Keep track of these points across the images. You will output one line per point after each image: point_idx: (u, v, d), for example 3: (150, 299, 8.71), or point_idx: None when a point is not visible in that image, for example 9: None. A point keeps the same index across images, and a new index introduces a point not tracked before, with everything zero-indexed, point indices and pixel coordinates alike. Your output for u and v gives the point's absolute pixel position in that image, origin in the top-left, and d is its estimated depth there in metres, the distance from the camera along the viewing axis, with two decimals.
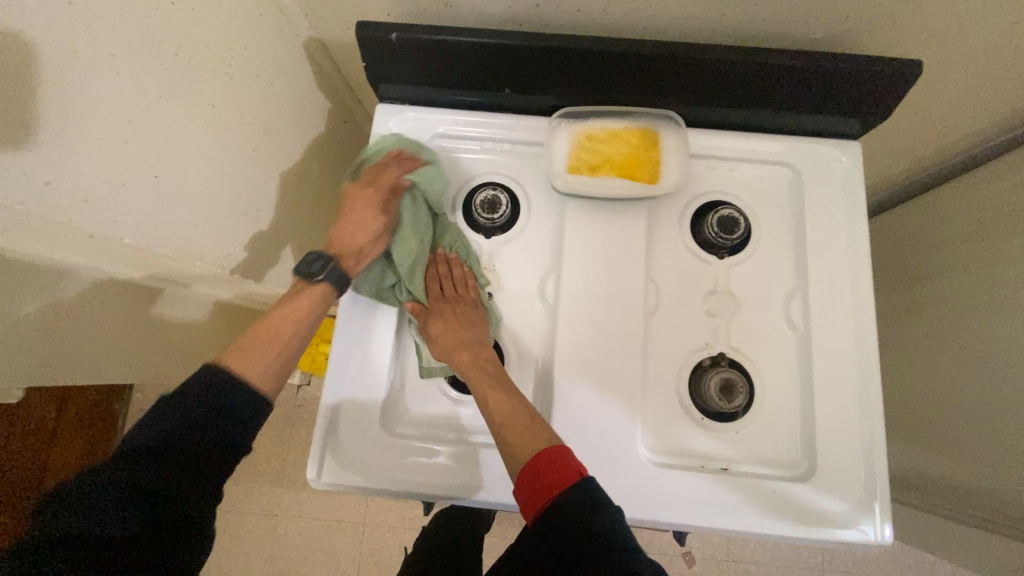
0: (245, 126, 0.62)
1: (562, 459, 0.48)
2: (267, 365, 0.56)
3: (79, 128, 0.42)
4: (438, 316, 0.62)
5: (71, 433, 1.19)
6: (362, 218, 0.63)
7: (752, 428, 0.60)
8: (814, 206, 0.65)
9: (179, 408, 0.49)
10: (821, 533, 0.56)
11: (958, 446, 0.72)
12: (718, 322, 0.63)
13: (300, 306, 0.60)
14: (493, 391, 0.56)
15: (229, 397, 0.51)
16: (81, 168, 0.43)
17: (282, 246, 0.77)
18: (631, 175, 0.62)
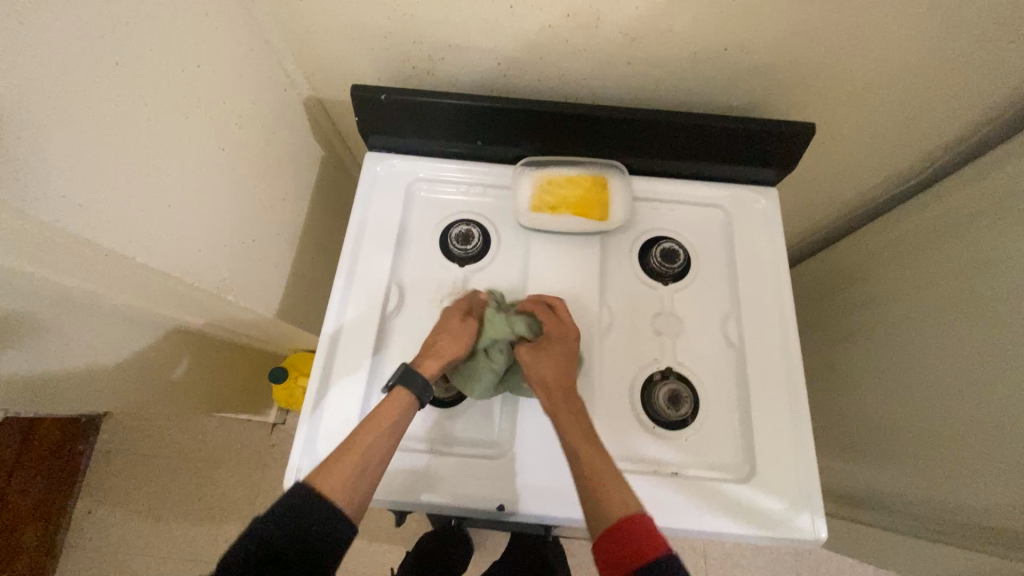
0: (249, 166, 0.71)
1: (644, 529, 0.50)
2: (352, 486, 0.54)
3: (115, 162, 0.50)
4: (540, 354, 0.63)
5: (25, 478, 1.14)
6: (445, 323, 0.65)
7: (698, 435, 0.66)
8: (741, 240, 0.76)
9: (275, 523, 0.50)
10: (761, 529, 0.61)
11: (893, 459, 0.79)
12: (665, 340, 0.71)
13: (389, 409, 0.59)
14: (582, 441, 0.58)
15: (318, 525, 0.51)
16: (111, 195, 0.50)
17: (272, 277, 0.83)
18: (584, 213, 0.72)
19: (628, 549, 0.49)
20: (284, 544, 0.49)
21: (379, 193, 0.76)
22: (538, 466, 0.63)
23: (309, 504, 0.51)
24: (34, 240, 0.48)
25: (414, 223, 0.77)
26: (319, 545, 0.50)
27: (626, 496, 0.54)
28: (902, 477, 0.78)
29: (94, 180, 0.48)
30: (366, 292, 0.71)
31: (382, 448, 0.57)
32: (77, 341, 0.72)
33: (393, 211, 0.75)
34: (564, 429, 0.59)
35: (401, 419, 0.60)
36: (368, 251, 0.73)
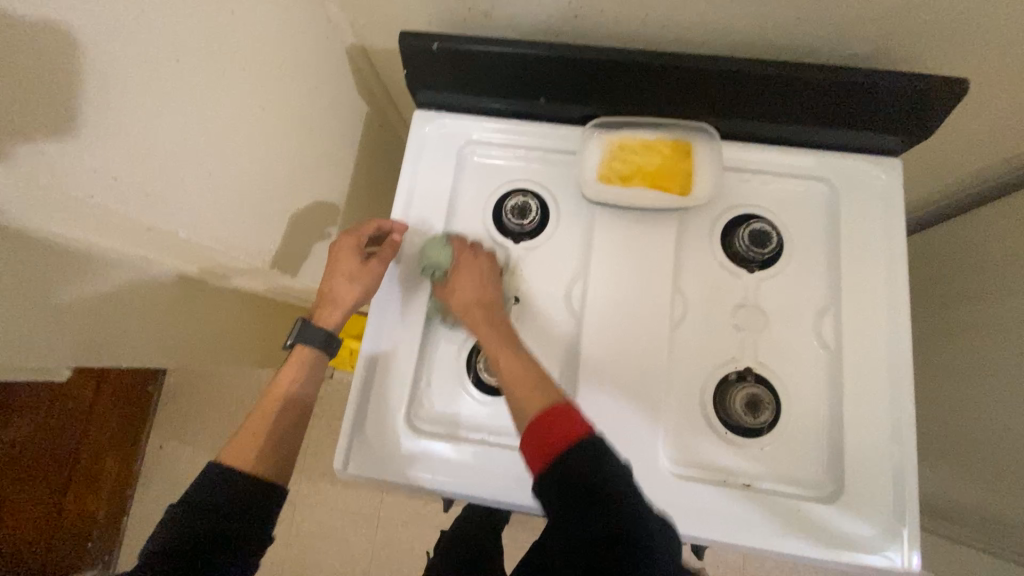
0: (291, 127, 0.65)
1: (567, 411, 0.47)
2: (268, 449, 0.57)
3: (145, 127, 0.45)
4: (456, 271, 0.62)
5: (104, 415, 1.25)
6: (338, 269, 0.65)
7: (777, 445, 0.59)
8: (849, 223, 0.64)
9: (193, 513, 0.49)
10: (842, 554, 0.55)
11: (991, 480, 0.70)
12: (746, 337, 0.62)
13: (287, 373, 0.62)
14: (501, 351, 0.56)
15: (243, 491, 0.52)
16: (143, 164, 0.46)
17: (318, 244, 0.80)
18: (661, 186, 0.62)
19: (550, 436, 0.45)
20: (203, 523, 0.49)
21: (429, 156, 0.69)
22: None
23: (218, 480, 0.52)
24: (69, 210, 0.46)
25: (465, 190, 0.69)
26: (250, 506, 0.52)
27: (544, 389, 0.51)
28: (1001, 502, 0.69)
29: (122, 148, 0.44)
30: (415, 266, 0.66)
31: (293, 408, 0.61)
32: (135, 305, 0.72)
33: (444, 178, 0.68)
34: (487, 343, 0.57)
35: (310, 377, 0.63)
36: (416, 220, 0.67)
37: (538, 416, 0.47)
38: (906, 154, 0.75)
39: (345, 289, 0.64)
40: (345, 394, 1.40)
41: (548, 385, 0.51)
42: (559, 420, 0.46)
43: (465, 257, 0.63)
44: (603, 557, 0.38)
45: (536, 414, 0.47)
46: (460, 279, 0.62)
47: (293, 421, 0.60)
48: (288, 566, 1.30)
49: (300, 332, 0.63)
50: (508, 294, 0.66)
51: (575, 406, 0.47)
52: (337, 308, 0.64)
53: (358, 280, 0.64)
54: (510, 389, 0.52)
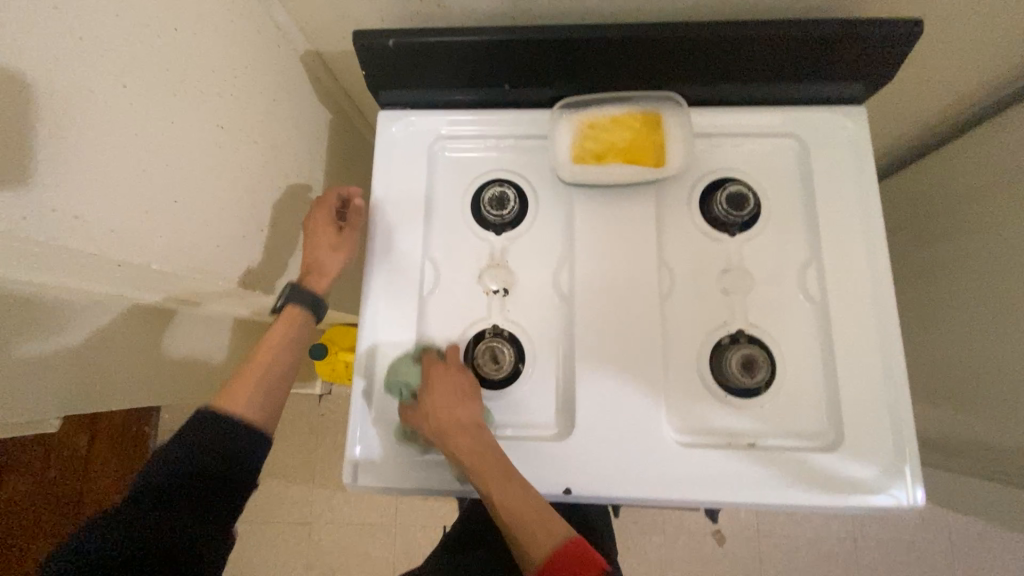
0: (255, 143, 0.64)
1: (581, 553, 0.48)
2: (260, 401, 0.57)
3: (100, 160, 0.44)
4: (430, 389, 0.59)
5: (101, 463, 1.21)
6: (320, 237, 0.66)
7: (777, 402, 0.60)
8: (823, 175, 0.64)
9: (183, 455, 0.51)
10: (849, 498, 0.56)
11: (982, 408, 0.73)
12: (735, 300, 0.63)
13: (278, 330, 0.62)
14: (499, 483, 0.53)
15: (229, 442, 0.53)
16: (106, 199, 0.45)
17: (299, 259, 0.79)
18: (636, 160, 0.62)
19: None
20: (190, 467, 0.51)
21: (399, 157, 0.68)
22: (605, 446, 0.59)
23: (209, 425, 0.53)
24: (35, 255, 0.44)
25: (440, 187, 0.68)
26: (235, 461, 0.53)
27: (547, 526, 0.50)
28: (991, 427, 0.72)
29: (80, 185, 0.42)
30: (399, 271, 0.65)
31: (282, 363, 0.61)
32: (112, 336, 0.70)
33: (417, 177, 0.67)
34: (482, 471, 0.54)
35: (300, 336, 0.63)
36: (395, 225, 0.66)
37: (554, 557, 0.48)
38: (869, 102, 0.76)
39: (329, 257, 0.66)
40: (346, 406, 1.39)
41: (551, 515, 0.52)
42: (577, 558, 0.47)
43: (437, 374, 0.60)
44: None
45: (552, 553, 0.48)
46: (436, 397, 0.58)
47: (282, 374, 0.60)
48: None
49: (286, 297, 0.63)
50: (495, 288, 0.65)
51: (586, 541, 0.49)
52: (323, 276, 0.65)
53: (341, 248, 0.66)
54: (514, 522, 0.51)
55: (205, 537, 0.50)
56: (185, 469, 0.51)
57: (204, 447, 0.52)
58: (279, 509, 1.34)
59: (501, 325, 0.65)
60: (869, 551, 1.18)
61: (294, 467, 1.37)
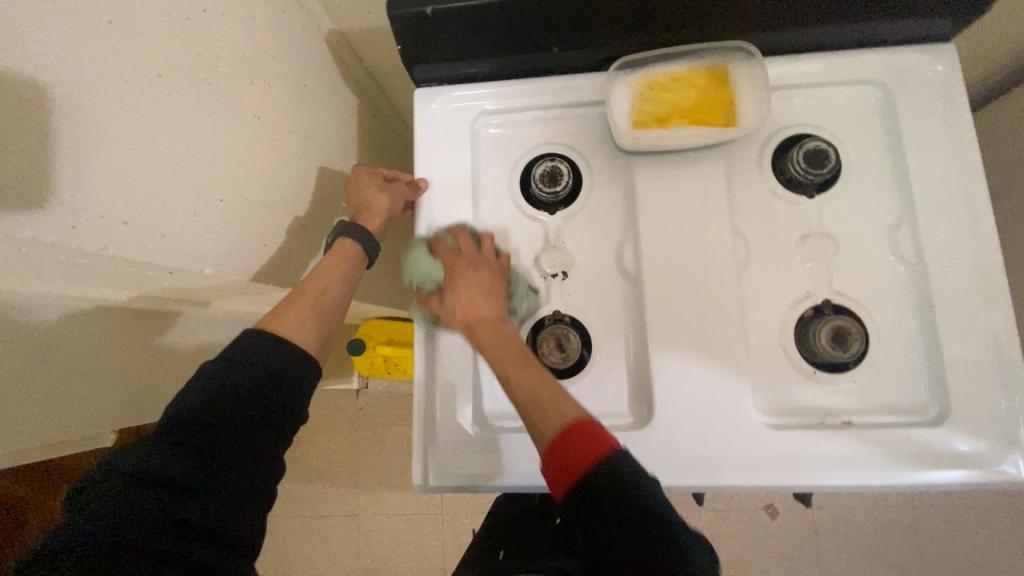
0: (289, 133, 0.59)
1: (591, 430, 0.45)
2: (309, 325, 0.54)
3: (141, 159, 0.40)
4: (456, 287, 0.56)
5: None
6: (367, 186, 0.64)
7: (872, 375, 0.55)
8: (912, 124, 0.58)
9: (225, 372, 0.48)
10: (960, 475, 0.52)
11: None
12: (818, 267, 0.58)
13: (331, 262, 0.59)
14: (539, 382, 0.49)
15: (273, 360, 0.50)
16: (150, 202, 0.41)
17: None
18: (704, 121, 0.56)
19: (575, 454, 0.44)
20: (232, 383, 0.47)
21: (440, 138, 0.63)
22: (688, 434, 0.55)
23: (255, 342, 0.50)
24: (84, 268, 0.42)
25: (486, 167, 0.63)
26: (278, 383, 0.50)
27: (569, 405, 0.47)
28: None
29: (124, 187, 0.39)
30: None
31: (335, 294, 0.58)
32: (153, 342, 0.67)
33: (461, 158, 0.63)
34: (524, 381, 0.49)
35: (353, 267, 0.60)
36: (441, 211, 0.62)
37: (562, 433, 0.45)
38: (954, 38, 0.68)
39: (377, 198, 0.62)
40: (384, 400, 1.38)
41: (569, 399, 0.48)
42: (578, 440, 0.44)
43: (471, 263, 0.57)
44: (616, 536, 0.40)
45: (555, 440, 0.45)
46: (464, 280, 0.57)
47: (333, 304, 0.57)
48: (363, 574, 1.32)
49: (340, 232, 0.61)
50: (553, 272, 0.61)
51: (597, 423, 0.45)
52: (373, 216, 0.62)
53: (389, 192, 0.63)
54: (523, 398, 0.49)
55: (237, 490, 0.45)
56: (212, 413, 0.46)
57: (232, 389, 0.47)
58: (326, 503, 1.35)
59: (562, 310, 0.61)
60: (937, 519, 1.13)
61: (337, 462, 1.37)
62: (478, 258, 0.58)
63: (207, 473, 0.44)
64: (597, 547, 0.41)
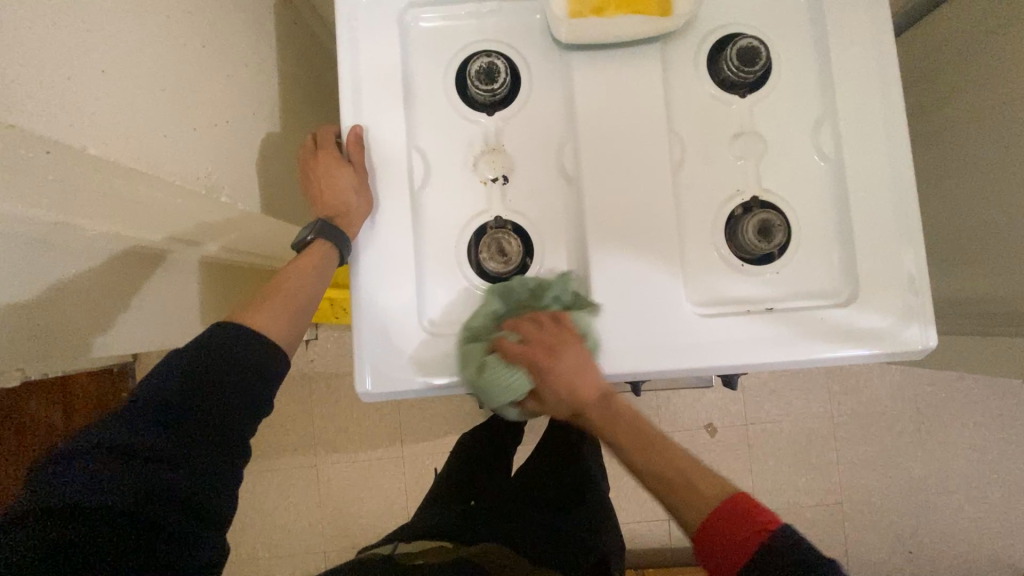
0: (190, 16, 0.52)
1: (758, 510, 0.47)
2: (278, 321, 0.54)
3: (10, 6, 0.33)
4: (551, 372, 0.52)
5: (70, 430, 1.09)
6: (331, 176, 0.58)
7: (791, 264, 0.59)
8: (838, 21, 0.59)
9: (180, 370, 0.46)
10: (865, 348, 0.57)
11: (992, 258, 0.74)
12: (748, 165, 0.60)
13: (306, 266, 0.58)
14: (668, 449, 0.52)
15: (233, 364, 0.48)
16: (27, 65, 0.35)
17: (276, 177, 0.70)
18: (640, 9, 0.54)
19: (739, 534, 0.46)
20: (193, 381, 0.46)
21: (366, 32, 0.58)
22: (624, 327, 0.57)
23: (216, 340, 0.49)
24: None
25: (418, 66, 0.60)
26: (244, 381, 0.48)
27: (712, 480, 0.50)
28: (1006, 279, 0.72)
29: None
30: (384, 165, 0.58)
31: (306, 290, 0.58)
32: (101, 298, 0.68)
33: (390, 55, 0.58)
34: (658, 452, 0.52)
35: (321, 267, 0.58)
36: (372, 113, 0.58)
37: (722, 510, 0.47)
38: None
39: (350, 197, 0.57)
40: (335, 350, 1.35)
41: (704, 473, 0.51)
42: (743, 517, 0.47)
43: (555, 341, 0.53)
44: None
45: (707, 517, 0.48)
46: (559, 373, 0.53)
47: (301, 299, 0.57)
48: (325, 521, 1.32)
49: (313, 230, 0.58)
50: (494, 176, 0.59)
51: (746, 501, 0.47)
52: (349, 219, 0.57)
53: (360, 188, 0.57)
54: (663, 491, 0.51)
55: (212, 482, 0.45)
56: (178, 395, 0.45)
57: (197, 381, 0.46)
58: (281, 456, 1.33)
59: (504, 216, 0.60)
60: (852, 424, 1.27)
61: (289, 415, 1.34)
62: (553, 328, 0.54)
63: (172, 446, 0.44)
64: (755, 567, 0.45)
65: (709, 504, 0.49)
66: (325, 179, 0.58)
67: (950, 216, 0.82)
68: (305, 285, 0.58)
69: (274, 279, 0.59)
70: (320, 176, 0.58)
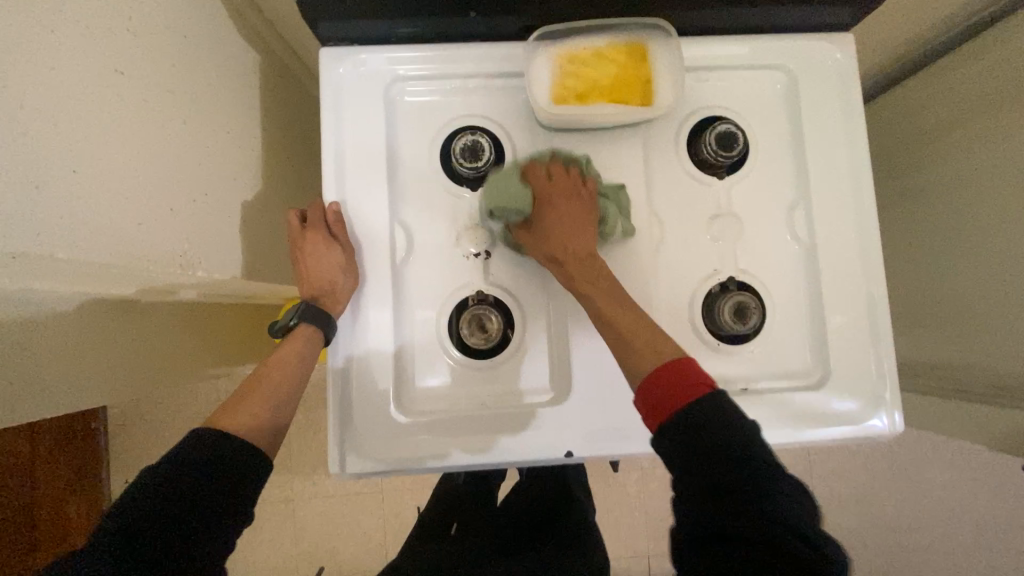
0: (170, 92, 0.51)
1: (694, 369, 0.44)
2: (255, 422, 0.49)
3: None
4: (559, 212, 0.55)
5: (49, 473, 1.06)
6: (316, 256, 0.56)
7: (765, 345, 0.61)
8: (811, 108, 0.62)
9: (150, 484, 0.41)
10: (837, 431, 0.59)
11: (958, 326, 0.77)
12: (725, 246, 0.61)
13: (288, 355, 0.55)
14: (625, 316, 0.50)
15: (214, 469, 0.44)
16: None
17: (258, 236, 0.69)
18: (622, 98, 0.56)
19: (672, 388, 0.43)
20: (166, 495, 0.41)
21: (352, 105, 0.58)
22: (600, 408, 0.58)
23: (194, 445, 0.44)
24: None
25: (401, 139, 0.60)
26: (224, 486, 0.44)
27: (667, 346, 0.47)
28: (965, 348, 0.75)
29: None
30: (366, 239, 0.58)
31: (292, 379, 0.54)
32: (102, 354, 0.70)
33: (374, 128, 0.58)
34: (626, 322, 0.50)
35: (306, 357, 0.55)
36: (354, 186, 0.58)
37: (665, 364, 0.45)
38: None
39: (337, 278, 0.56)
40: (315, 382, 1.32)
41: (662, 336, 0.48)
42: (684, 374, 0.43)
43: (559, 188, 0.56)
44: (722, 471, 0.38)
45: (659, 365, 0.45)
46: (551, 218, 0.55)
47: (291, 390, 0.54)
48: (300, 560, 1.29)
49: (298, 316, 0.56)
50: (476, 250, 0.59)
51: (693, 363, 0.44)
52: (336, 300, 0.56)
53: (347, 267, 0.56)
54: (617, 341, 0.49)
55: None
56: (147, 514, 0.40)
57: (171, 492, 0.41)
58: None
59: (485, 290, 0.60)
60: None
61: None
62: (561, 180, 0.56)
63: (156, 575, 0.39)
64: (699, 472, 0.39)
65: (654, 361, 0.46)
66: (311, 259, 0.56)
67: (914, 279, 0.85)
68: (293, 375, 0.55)
69: (253, 373, 0.54)
70: (304, 258, 0.56)
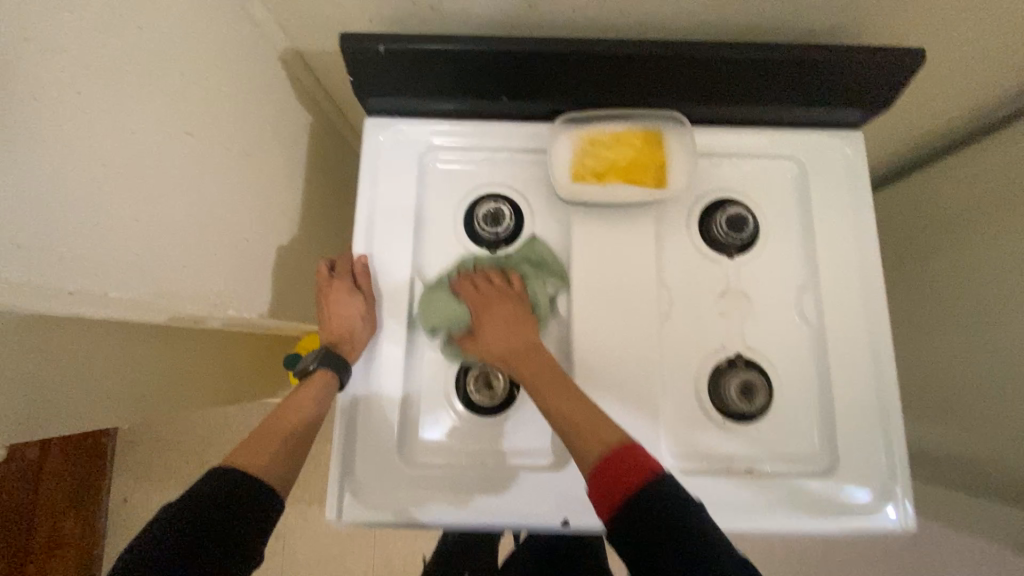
0: (228, 150, 0.57)
1: (637, 452, 0.45)
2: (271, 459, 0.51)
3: (62, 182, 0.38)
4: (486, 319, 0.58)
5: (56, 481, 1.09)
6: (340, 303, 0.60)
7: (772, 425, 0.60)
8: (820, 196, 0.64)
9: (176, 514, 0.43)
10: (845, 523, 0.57)
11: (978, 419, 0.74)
12: (733, 323, 0.62)
13: (306, 396, 0.58)
14: (568, 402, 0.51)
15: (232, 499, 0.45)
16: (54, 221, 0.38)
17: (288, 277, 0.73)
18: (636, 179, 0.60)
19: (618, 473, 0.44)
20: (189, 523, 0.43)
21: (389, 169, 0.64)
22: None
23: (217, 477, 0.47)
24: None
25: (431, 201, 0.65)
26: (239, 515, 0.45)
27: (605, 431, 0.48)
28: (981, 444, 0.72)
29: (33, 217, 0.36)
30: (388, 291, 0.62)
31: (306, 424, 0.57)
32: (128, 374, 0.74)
33: (407, 190, 0.64)
34: (573, 412, 0.50)
35: (322, 399, 0.58)
36: (383, 241, 0.62)
37: (608, 456, 0.45)
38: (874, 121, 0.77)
39: (357, 326, 0.59)
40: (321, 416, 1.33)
41: (608, 422, 0.49)
42: (627, 460, 0.44)
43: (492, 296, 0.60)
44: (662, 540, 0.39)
45: (603, 457, 0.45)
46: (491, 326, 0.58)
47: (303, 435, 0.56)
48: None
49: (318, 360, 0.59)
50: None
51: (640, 446, 0.45)
52: (354, 346, 0.60)
53: (366, 316, 0.60)
54: (565, 431, 0.49)
55: None
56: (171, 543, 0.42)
57: (195, 520, 0.43)
58: None
59: None
60: None
61: None
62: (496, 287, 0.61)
63: None
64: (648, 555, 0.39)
65: (597, 450, 0.47)
66: (335, 306, 0.60)
67: None
68: (306, 417, 0.57)
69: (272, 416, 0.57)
70: (330, 304, 0.60)
